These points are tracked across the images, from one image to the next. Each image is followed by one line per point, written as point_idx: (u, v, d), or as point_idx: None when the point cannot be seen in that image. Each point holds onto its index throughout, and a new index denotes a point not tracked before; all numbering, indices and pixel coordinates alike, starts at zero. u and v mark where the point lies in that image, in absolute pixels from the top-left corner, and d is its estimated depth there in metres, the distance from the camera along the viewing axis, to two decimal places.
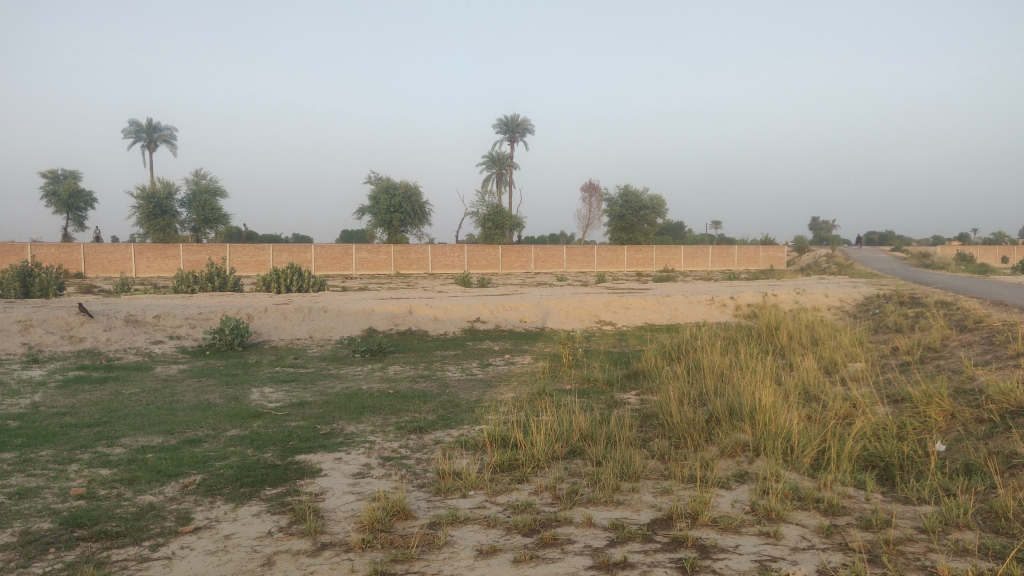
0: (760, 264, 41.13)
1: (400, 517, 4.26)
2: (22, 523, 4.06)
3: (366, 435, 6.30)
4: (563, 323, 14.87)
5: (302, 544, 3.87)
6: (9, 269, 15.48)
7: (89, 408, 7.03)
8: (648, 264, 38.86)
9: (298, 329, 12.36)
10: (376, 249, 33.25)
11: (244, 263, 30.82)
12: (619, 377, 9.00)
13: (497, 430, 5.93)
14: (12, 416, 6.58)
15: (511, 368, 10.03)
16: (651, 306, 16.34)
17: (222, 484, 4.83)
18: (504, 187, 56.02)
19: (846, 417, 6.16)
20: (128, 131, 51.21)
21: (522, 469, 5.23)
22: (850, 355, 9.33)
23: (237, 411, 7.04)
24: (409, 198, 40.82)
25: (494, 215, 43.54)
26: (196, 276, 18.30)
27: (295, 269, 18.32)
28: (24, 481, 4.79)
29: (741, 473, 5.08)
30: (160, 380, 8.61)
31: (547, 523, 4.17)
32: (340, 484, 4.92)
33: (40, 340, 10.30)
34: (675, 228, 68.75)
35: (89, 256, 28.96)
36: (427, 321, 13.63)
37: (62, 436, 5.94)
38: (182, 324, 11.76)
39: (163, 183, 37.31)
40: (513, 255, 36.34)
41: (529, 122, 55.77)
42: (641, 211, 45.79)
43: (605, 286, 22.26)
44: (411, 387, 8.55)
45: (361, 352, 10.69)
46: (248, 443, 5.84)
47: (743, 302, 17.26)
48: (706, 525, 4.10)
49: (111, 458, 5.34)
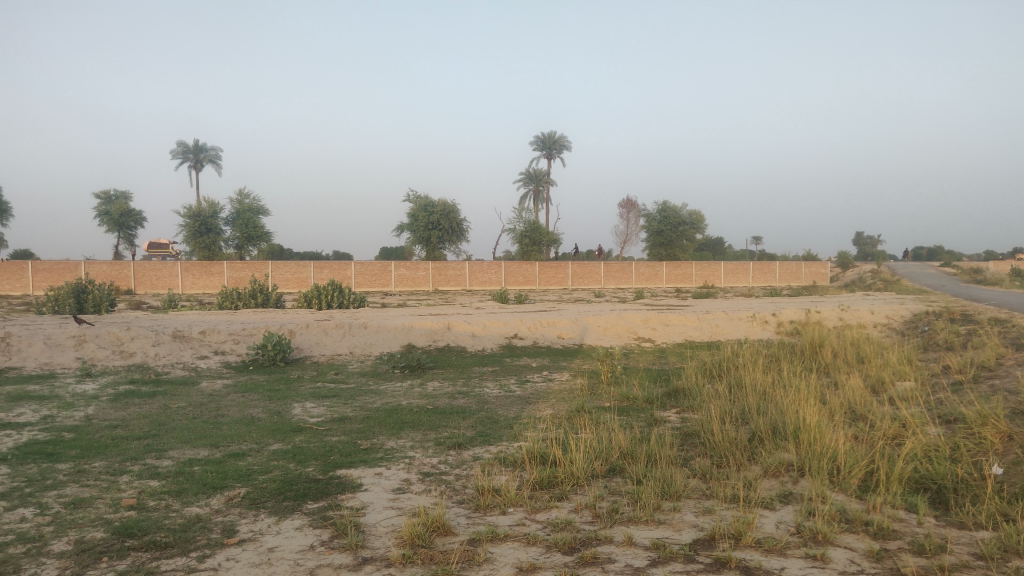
0: (802, 281, 40.06)
1: (440, 533, 4.27)
2: (75, 532, 4.16)
3: (406, 450, 6.33)
4: (601, 340, 14.77)
5: (344, 559, 3.89)
6: (65, 286, 15.98)
7: (138, 421, 7.17)
8: (687, 280, 38.56)
9: (339, 345, 12.51)
10: (414, 266, 33.63)
11: (286, 280, 31.34)
12: (659, 395, 8.90)
13: (536, 447, 5.90)
14: (66, 428, 6.76)
15: (549, 385, 9.99)
16: (691, 323, 16.15)
17: (266, 497, 4.89)
18: (541, 204, 56.12)
19: (895, 438, 6.01)
20: (175, 151, 53.08)
21: (562, 487, 5.21)
22: (898, 373, 9.09)
23: (280, 426, 7.13)
24: (447, 216, 41.15)
25: (530, 232, 43.66)
26: (239, 293, 18.67)
27: (336, 286, 18.60)
28: (78, 491, 4.91)
29: (785, 493, 4.99)
30: (205, 395, 8.74)
31: (587, 542, 4.14)
32: (380, 499, 4.95)
33: (92, 354, 10.59)
34: (713, 244, 68.31)
35: (139, 273, 29.62)
36: (465, 337, 13.67)
37: (113, 447, 6.09)
38: (226, 340, 11.96)
39: (208, 202, 38.19)
40: (550, 271, 36.39)
41: (564, 139, 55.84)
42: (679, 227, 45.41)
43: (644, 302, 22.43)
44: (450, 403, 8.57)
45: (400, 368, 10.80)
46: (291, 458, 5.91)
47: (785, 319, 16.99)
48: (749, 546, 4.03)
49: (159, 470, 5.46)
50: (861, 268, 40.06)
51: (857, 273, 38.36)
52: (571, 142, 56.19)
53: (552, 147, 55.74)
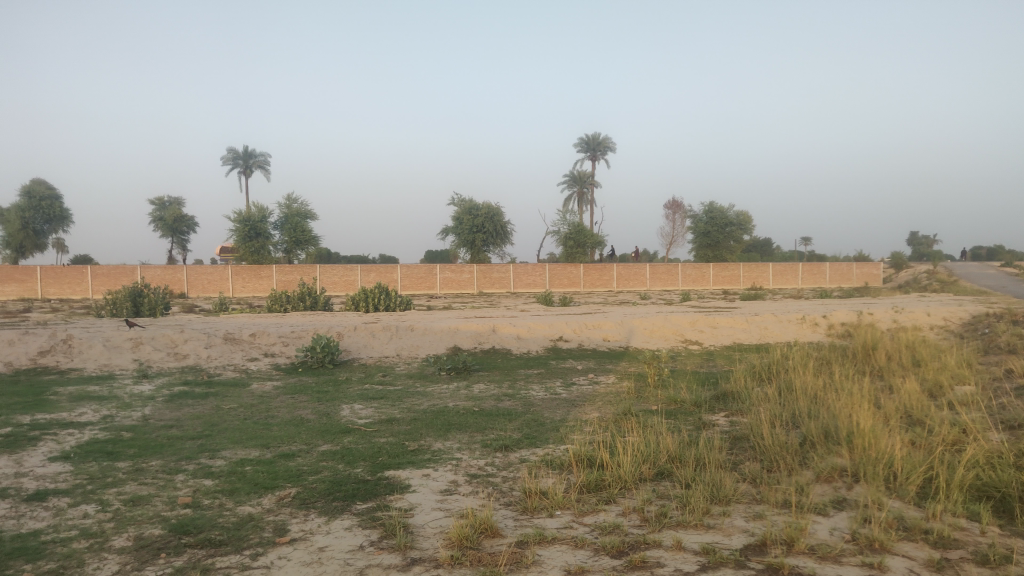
0: (854, 282, 39.15)
1: (488, 534, 4.28)
2: (135, 529, 4.28)
3: (453, 452, 6.37)
4: (648, 343, 14.64)
5: (392, 559, 3.93)
6: (122, 290, 16.49)
7: (192, 422, 7.35)
8: (735, 281, 38.01)
9: (386, 347, 12.64)
10: (459, 268, 33.82)
11: (334, 283, 31.79)
12: (707, 398, 8.79)
13: (583, 450, 5.88)
14: (125, 428, 6.98)
15: (595, 388, 9.94)
16: (739, 325, 15.92)
17: (316, 497, 4.96)
18: (585, 206, 55.90)
19: (955, 444, 5.83)
20: (225, 158, 54.34)
21: (610, 490, 5.18)
22: (957, 377, 8.82)
23: (329, 427, 7.23)
24: (491, 218, 41.28)
25: (574, 234, 43.53)
26: (289, 296, 19.01)
27: (382, 289, 18.81)
28: (137, 489, 5.06)
29: (839, 499, 4.89)
30: (256, 397, 8.92)
31: (636, 546, 4.11)
32: (428, 500, 4.99)
33: (148, 356, 10.90)
34: (761, 245, 67.24)
35: (191, 277, 30.36)
36: (510, 340, 13.69)
37: (169, 447, 6.26)
38: (276, 342, 12.19)
39: (257, 207, 38.99)
40: (595, 273, 36.21)
41: (609, 140, 55.52)
42: (726, 227, 44.79)
43: (692, 304, 22.08)
44: (496, 405, 8.59)
45: (446, 370, 10.86)
46: (340, 458, 6.00)
47: (836, 321, 16.62)
48: (802, 553, 3.96)
49: (213, 470, 5.59)
50: (916, 268, 38.97)
51: (911, 273, 37.34)
52: (616, 143, 55.83)
53: (597, 149, 55.50)
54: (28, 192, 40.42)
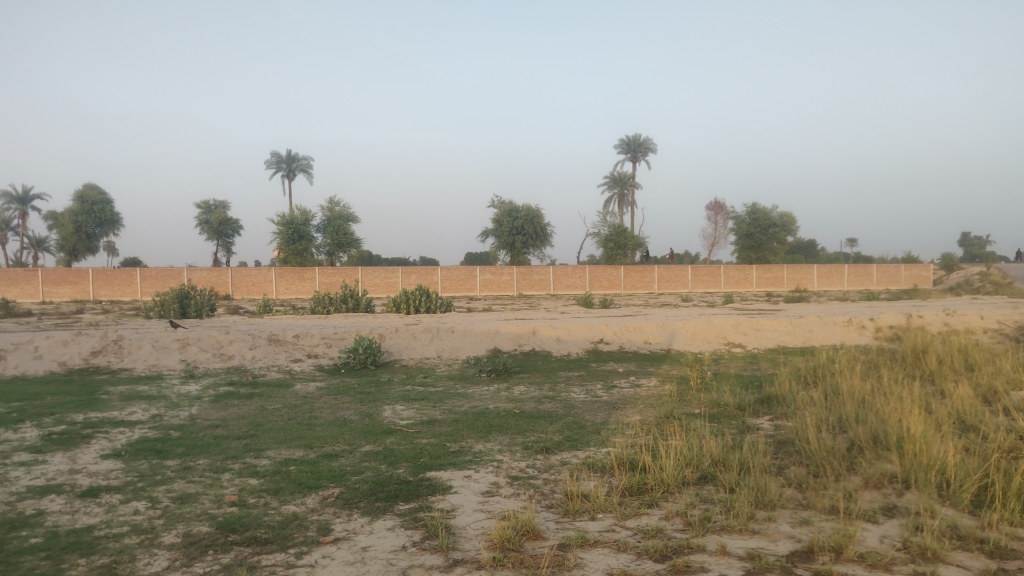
0: (902, 284, 38.25)
1: (530, 536, 4.28)
2: (183, 526, 4.37)
3: (494, 453, 6.38)
4: (690, 345, 14.50)
5: (435, 560, 3.96)
6: (170, 292, 16.89)
7: (238, 421, 7.48)
8: (778, 283, 37.42)
9: (427, 348, 12.73)
10: (499, 270, 33.92)
11: (375, 285, 32.12)
12: (751, 401, 8.66)
13: (625, 453, 5.84)
14: (173, 427, 7.14)
15: (636, 391, 9.87)
16: (783, 328, 15.67)
17: (359, 498, 5.02)
18: (626, 208, 55.60)
19: (1011, 451, 5.65)
20: (270, 162, 55.33)
21: (652, 494, 5.13)
22: (1012, 381, 8.55)
23: (371, 427, 7.31)
24: (531, 220, 41.30)
25: (615, 235, 43.33)
26: (331, 298, 19.26)
27: (423, 291, 18.94)
28: (185, 487, 5.17)
29: (888, 506, 4.77)
30: (300, 397, 9.05)
31: (679, 550, 4.07)
32: (470, 501, 5.00)
33: (195, 357, 11.13)
34: (805, 246, 66.14)
35: (236, 279, 30.97)
36: (550, 342, 13.68)
37: (215, 446, 6.39)
38: (319, 343, 12.35)
39: (301, 210, 39.60)
40: (635, 275, 35.99)
41: (649, 141, 55.08)
42: (770, 229, 44.16)
43: (734, 307, 21.78)
44: (537, 407, 8.58)
45: (487, 372, 10.89)
46: (382, 459, 6.05)
47: (884, 323, 16.25)
48: (851, 561, 3.87)
49: (258, 469, 5.68)
50: (968, 270, 37.92)
51: (963, 275, 36.35)
52: (657, 145, 55.42)
53: (637, 150, 55.19)
54: (81, 198, 41.81)
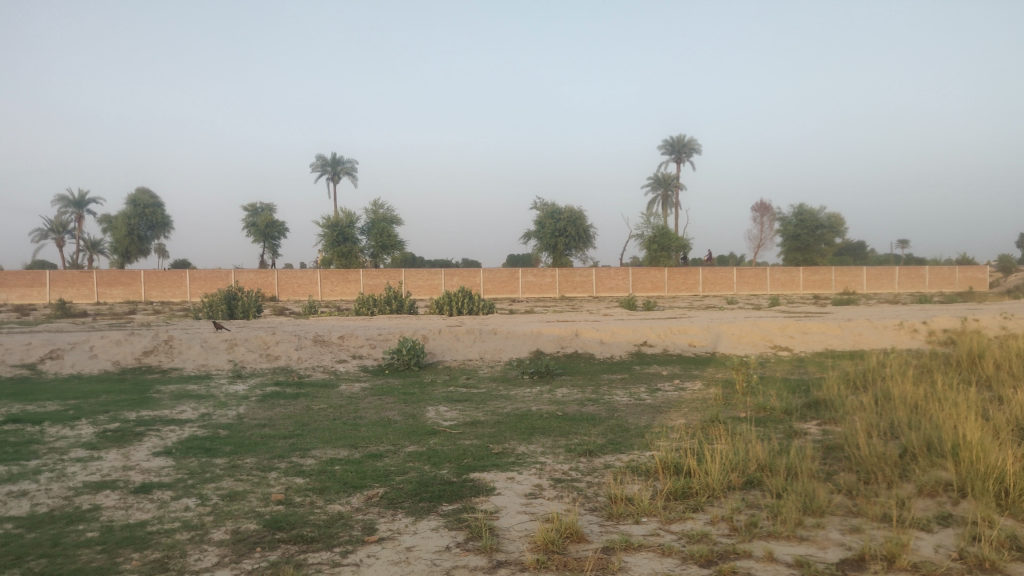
0: (956, 287, 37.18)
1: (573, 539, 4.26)
2: (232, 523, 4.46)
3: (537, 455, 6.37)
4: (735, 348, 14.30)
5: (479, 561, 3.96)
6: (218, 293, 17.25)
7: (284, 421, 7.61)
8: (826, 286, 36.69)
9: (469, 350, 12.78)
10: (541, 272, 33.91)
11: (418, 287, 32.37)
12: (798, 406, 8.50)
13: (669, 456, 5.78)
14: (222, 426, 7.28)
15: (680, 394, 9.77)
16: (831, 331, 15.36)
17: (403, 497, 5.06)
18: (669, 209, 55.12)
19: None
20: (315, 165, 56.17)
21: (697, 498, 5.07)
22: None
23: (415, 428, 7.36)
24: (573, 222, 41.18)
25: (658, 237, 42.97)
26: (375, 300, 19.47)
27: (465, 292, 19.03)
28: (233, 484, 5.27)
29: (943, 515, 4.64)
30: (345, 398, 9.16)
31: (725, 555, 4.01)
32: (514, 503, 5.00)
33: (242, 357, 11.35)
34: (854, 248, 64.78)
35: (282, 281, 31.49)
36: (593, 344, 13.62)
37: (263, 445, 6.50)
38: (364, 344, 12.49)
39: (345, 213, 40.13)
40: (679, 277, 35.63)
41: (693, 142, 54.52)
42: (817, 230, 43.34)
43: (781, 309, 21.42)
44: (580, 410, 8.55)
45: (529, 374, 10.89)
46: (426, 459, 6.09)
47: (938, 327, 15.81)
48: (904, 570, 3.77)
49: (304, 468, 5.77)
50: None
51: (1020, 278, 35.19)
52: (701, 145, 54.83)
53: (682, 151, 54.66)
54: (135, 201, 42.86)
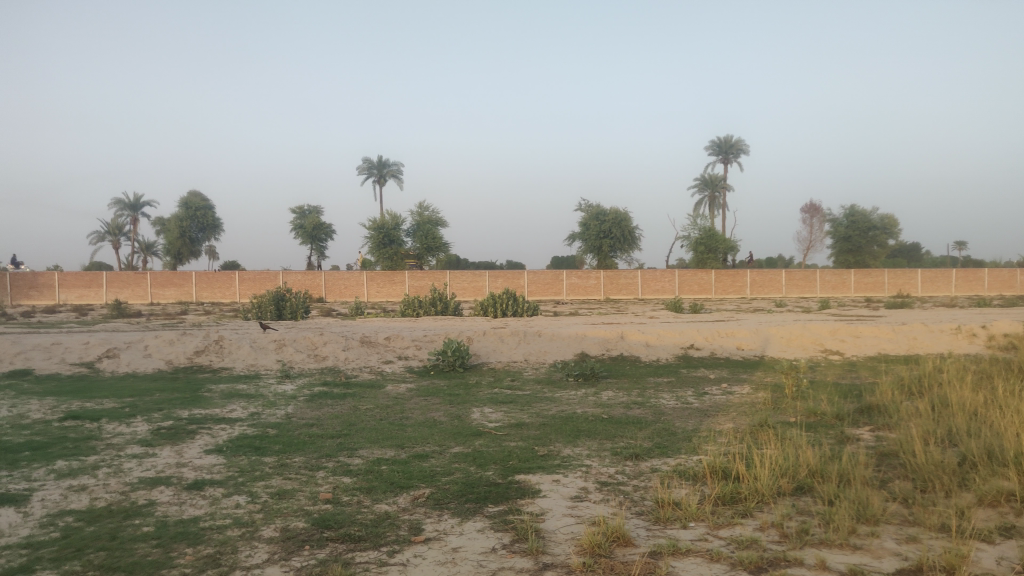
0: (1017, 290, 35.91)
1: (620, 543, 4.22)
2: (281, 520, 4.53)
3: (582, 458, 6.34)
4: (785, 352, 14.04)
5: (524, 563, 3.95)
6: (267, 294, 17.57)
7: (331, 420, 7.71)
8: (879, 288, 35.79)
9: (514, 352, 12.78)
10: (586, 274, 33.77)
11: (463, 288, 32.52)
12: (850, 411, 8.30)
13: (717, 461, 5.69)
14: (271, 425, 7.41)
15: (728, 398, 9.62)
16: (885, 335, 14.96)
17: (449, 498, 5.08)
18: (716, 211, 54.41)
19: None
20: (362, 168, 56.89)
21: (746, 504, 4.98)
22: None
23: (460, 429, 7.39)
24: (618, 224, 40.94)
25: (705, 239, 42.45)
26: (421, 301, 19.62)
27: (509, 294, 19.06)
28: (283, 483, 5.36)
29: (1005, 526, 4.47)
30: (391, 398, 9.25)
31: (775, 562, 3.93)
32: (559, 506, 4.98)
33: (290, 357, 11.54)
34: (908, 249, 63.08)
35: (329, 282, 31.96)
36: (639, 347, 13.50)
37: (310, 444, 6.59)
38: (409, 345, 12.59)
39: (391, 215, 40.55)
40: (726, 279, 35.14)
41: (741, 142, 53.72)
42: (869, 232, 42.31)
43: (832, 313, 20.92)
44: (625, 413, 8.48)
45: (574, 376, 10.84)
46: (472, 461, 6.11)
47: (997, 331, 15.29)
48: None
49: (351, 468, 5.83)
50: None
51: None
52: (749, 146, 54.00)
53: (729, 152, 53.90)
54: (187, 205, 43.92)
